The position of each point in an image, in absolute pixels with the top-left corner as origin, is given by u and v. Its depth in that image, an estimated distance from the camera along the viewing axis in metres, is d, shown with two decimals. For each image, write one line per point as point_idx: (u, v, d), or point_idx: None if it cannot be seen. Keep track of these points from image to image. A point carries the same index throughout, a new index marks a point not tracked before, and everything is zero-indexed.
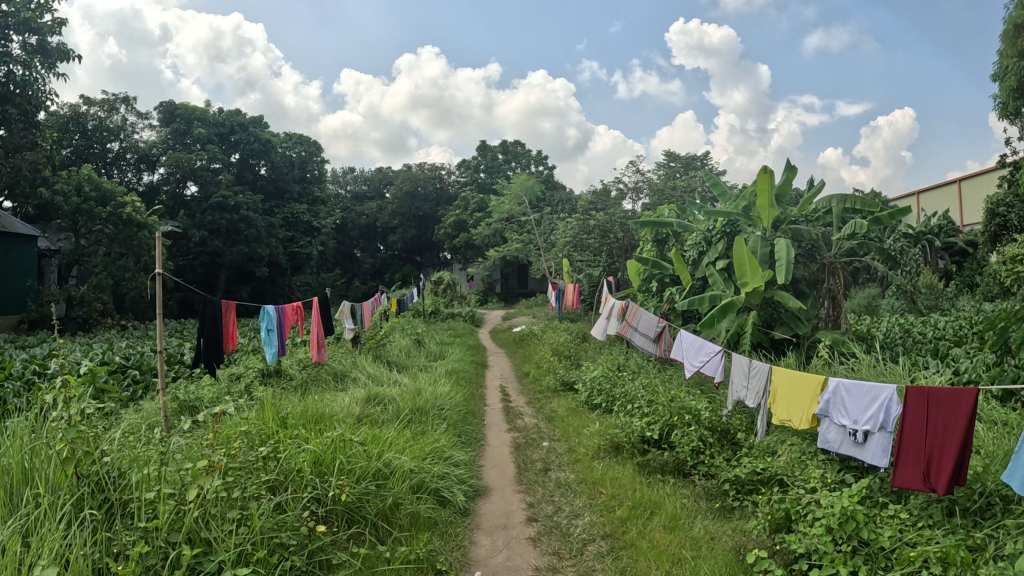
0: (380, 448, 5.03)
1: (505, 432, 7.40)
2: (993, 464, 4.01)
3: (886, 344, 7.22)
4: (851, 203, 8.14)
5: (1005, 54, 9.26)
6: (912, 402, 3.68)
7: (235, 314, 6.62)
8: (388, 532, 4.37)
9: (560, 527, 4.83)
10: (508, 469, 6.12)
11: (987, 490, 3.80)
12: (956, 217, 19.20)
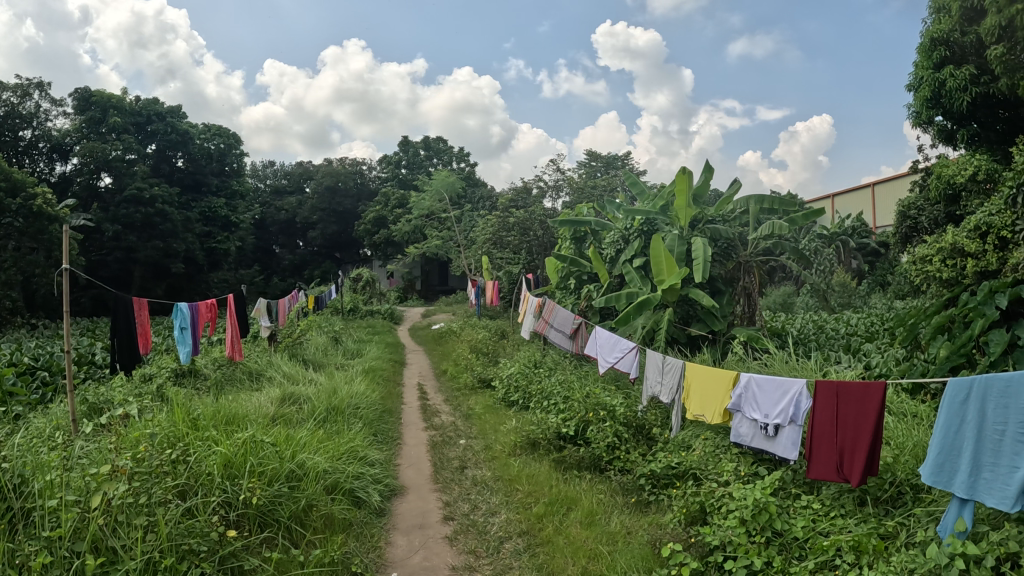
0: (293, 448, 4.88)
1: (423, 431, 7.32)
2: (901, 455, 4.11)
3: (800, 340, 7.39)
4: (767, 204, 8.37)
5: (918, 64, 9.57)
6: (822, 396, 3.74)
7: (149, 313, 6.52)
8: (302, 536, 4.24)
9: (477, 525, 4.77)
10: (424, 468, 6.05)
11: (897, 480, 3.89)
12: (869, 219, 19.82)
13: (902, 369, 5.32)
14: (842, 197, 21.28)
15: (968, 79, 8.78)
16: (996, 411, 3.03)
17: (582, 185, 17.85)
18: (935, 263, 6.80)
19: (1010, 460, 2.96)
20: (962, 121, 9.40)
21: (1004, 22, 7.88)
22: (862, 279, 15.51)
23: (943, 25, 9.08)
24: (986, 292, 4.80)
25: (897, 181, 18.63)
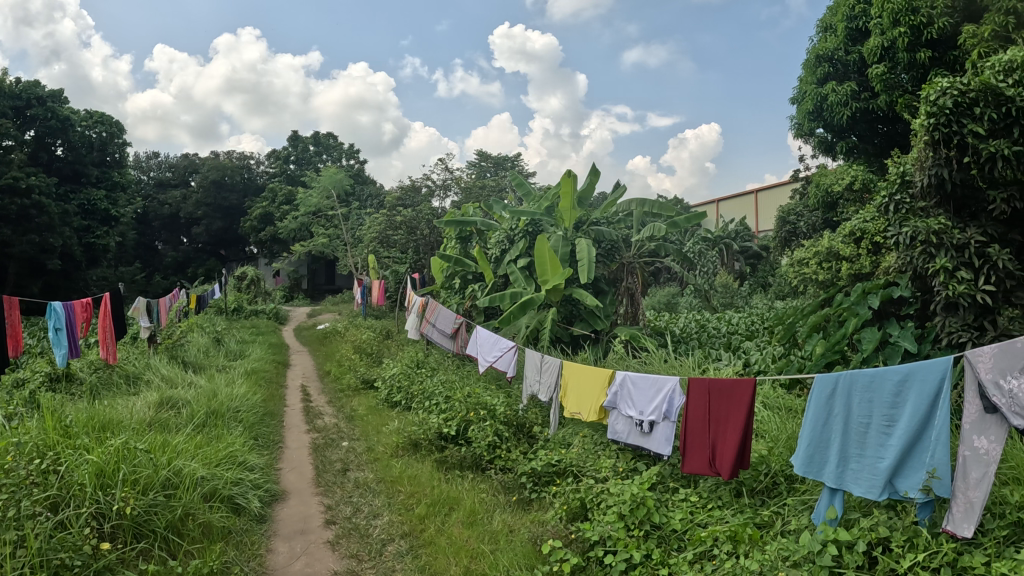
0: (169, 455, 4.59)
1: (305, 434, 7.10)
2: (775, 447, 4.21)
3: (681, 339, 7.53)
4: (650, 207, 8.58)
5: (803, 79, 9.96)
6: (695, 393, 3.78)
7: (18, 313, 6.33)
8: (179, 546, 4.03)
9: (359, 529, 4.64)
10: (305, 471, 5.87)
11: (772, 471, 3.98)
12: (752, 223, 20.52)
13: (779, 366, 5.48)
14: (725, 202, 21.94)
15: (849, 95, 9.13)
16: (861, 404, 3.16)
17: (472, 186, 17.78)
18: (815, 268, 7.07)
19: (876, 449, 3.10)
20: (842, 134, 9.80)
21: (886, 43, 8.27)
22: (743, 281, 16.02)
23: (829, 44, 9.48)
24: (858, 294, 5.20)
25: (777, 190, 19.36)
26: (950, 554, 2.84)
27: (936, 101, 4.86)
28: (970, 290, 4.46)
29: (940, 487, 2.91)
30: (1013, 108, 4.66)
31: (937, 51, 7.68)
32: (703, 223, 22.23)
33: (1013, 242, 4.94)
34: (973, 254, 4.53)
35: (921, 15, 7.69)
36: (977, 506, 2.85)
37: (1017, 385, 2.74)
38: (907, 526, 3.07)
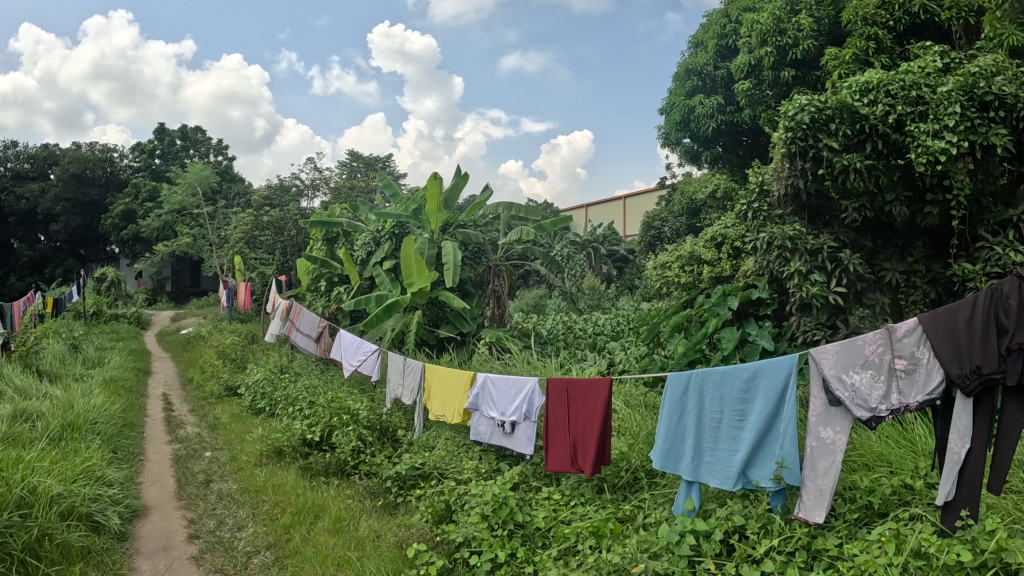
0: (22, 471, 4.24)
1: (166, 445, 6.76)
2: (635, 444, 4.28)
3: (549, 340, 7.61)
4: (517, 211, 8.64)
5: (672, 92, 10.24)
6: (554, 393, 3.77)
7: None
8: (36, 568, 3.75)
9: (224, 542, 4.42)
10: (167, 484, 5.57)
11: (632, 466, 4.06)
12: (620, 226, 21.02)
13: (642, 366, 5.56)
14: (594, 208, 22.38)
15: (715, 107, 9.46)
16: (714, 400, 3.23)
17: (343, 186, 17.45)
18: (678, 271, 7.27)
19: (728, 442, 3.19)
20: (708, 145, 10.10)
21: (753, 61, 8.58)
22: (610, 284, 16.37)
23: (700, 59, 9.81)
24: (719, 294, 5.32)
25: (644, 198, 19.90)
26: (804, 538, 2.94)
27: (794, 117, 5.05)
28: (823, 291, 4.85)
29: (791, 476, 3.02)
30: (866, 126, 4.92)
31: (801, 71, 8.03)
32: (572, 228, 22.61)
33: (861, 248, 5.29)
34: (825, 258, 4.99)
35: (786, 36, 8.01)
36: (827, 493, 2.95)
37: (859, 378, 2.90)
38: (760, 514, 3.17)
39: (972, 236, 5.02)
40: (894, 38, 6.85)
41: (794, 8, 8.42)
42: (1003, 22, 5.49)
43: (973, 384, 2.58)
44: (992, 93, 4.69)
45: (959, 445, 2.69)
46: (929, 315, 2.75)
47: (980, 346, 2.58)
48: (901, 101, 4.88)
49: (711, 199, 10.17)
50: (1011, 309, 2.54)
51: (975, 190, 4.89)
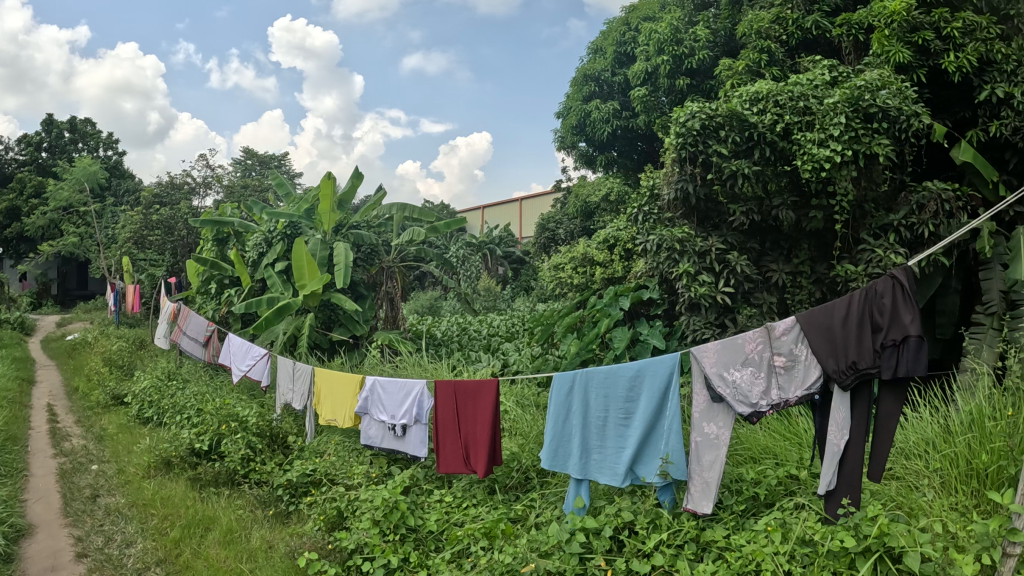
0: None
1: (49, 459, 6.39)
2: (527, 445, 4.27)
3: (443, 341, 7.57)
4: (410, 212, 8.59)
5: (569, 96, 10.31)
6: (442, 396, 3.72)
7: None
8: None
9: (112, 560, 4.19)
10: (53, 501, 5.26)
11: (524, 466, 4.06)
12: (516, 229, 21.13)
13: (535, 365, 5.55)
14: (490, 210, 22.38)
15: (611, 113, 9.58)
16: (599, 400, 3.25)
17: (236, 186, 16.96)
18: (571, 272, 7.30)
19: (615, 440, 3.20)
20: (602, 149, 10.22)
21: (650, 68, 8.68)
22: (506, 285, 16.41)
23: (597, 64, 9.93)
24: (611, 294, 5.48)
25: (541, 200, 20.07)
26: (693, 531, 2.98)
27: (685, 123, 5.18)
28: (711, 292, 4.97)
29: (676, 471, 3.04)
30: (755, 134, 5.04)
31: (695, 79, 8.18)
32: (469, 230, 22.60)
33: (748, 250, 5.43)
34: (714, 260, 5.10)
35: (683, 46, 8.16)
36: (713, 485, 2.99)
37: (740, 375, 2.94)
38: (650, 510, 3.19)
39: (854, 239, 5.21)
40: (786, 50, 6.97)
41: (690, 19, 8.60)
42: (891, 39, 5.59)
43: (850, 378, 2.70)
44: (877, 106, 4.79)
45: (839, 437, 2.76)
46: (805, 313, 2.83)
47: (856, 343, 2.69)
48: (788, 111, 5.00)
49: (605, 202, 10.31)
50: (885, 308, 2.65)
51: (858, 197, 5.06)
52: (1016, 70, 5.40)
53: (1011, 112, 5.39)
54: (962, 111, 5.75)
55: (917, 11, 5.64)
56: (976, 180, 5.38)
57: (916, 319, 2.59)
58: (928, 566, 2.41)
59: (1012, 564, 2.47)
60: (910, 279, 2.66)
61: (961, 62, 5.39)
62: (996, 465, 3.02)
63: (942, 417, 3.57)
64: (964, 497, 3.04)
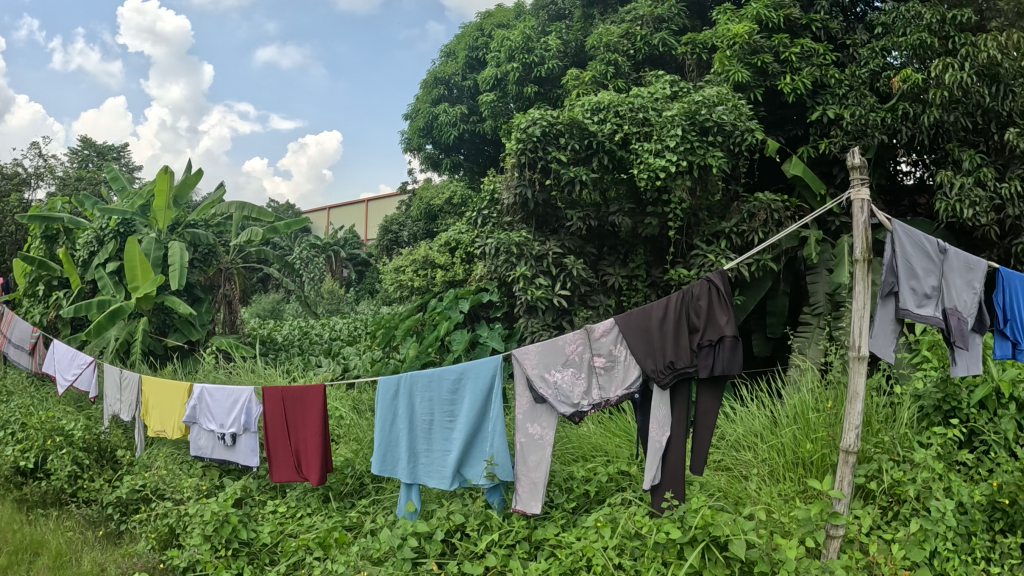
0: None
1: None
2: (362, 451, 4.18)
3: (282, 347, 7.39)
4: (250, 211, 8.30)
5: (419, 98, 10.22)
6: (269, 403, 3.55)
7: None
8: None
9: None
10: None
11: (358, 472, 3.97)
12: (361, 231, 20.87)
13: (375, 368, 5.43)
14: (336, 210, 21.90)
15: (458, 116, 9.56)
16: (423, 403, 3.17)
17: (67, 178, 15.90)
18: (411, 275, 7.27)
19: (442, 442, 3.13)
20: (449, 152, 10.19)
21: (500, 75, 8.67)
22: (351, 288, 16.18)
23: (449, 69, 9.88)
24: (451, 297, 5.52)
25: (387, 201, 19.92)
26: (524, 530, 2.98)
27: (526, 129, 5.15)
28: (548, 294, 5.03)
29: (502, 472, 3.03)
30: (594, 142, 5.16)
31: (544, 88, 8.21)
32: (314, 230, 22.09)
33: (586, 255, 5.53)
34: (550, 263, 5.14)
35: (534, 55, 8.20)
36: (541, 485, 2.96)
37: (561, 376, 2.95)
38: (480, 511, 3.15)
39: (688, 245, 5.48)
40: (632, 65, 6.98)
41: (543, 29, 8.65)
42: (733, 60, 5.87)
43: (668, 377, 2.74)
44: (712, 120, 5.01)
45: (660, 434, 2.78)
46: (623, 316, 2.87)
47: (673, 343, 2.74)
48: (627, 122, 5.10)
49: (448, 205, 10.30)
50: (701, 309, 2.73)
51: (693, 205, 5.29)
52: (846, 94, 5.73)
53: (840, 132, 5.69)
54: (795, 129, 6.21)
55: (759, 35, 5.92)
56: (805, 193, 5.64)
57: (732, 320, 2.69)
58: (752, 552, 2.49)
59: (834, 546, 2.64)
60: (725, 284, 2.77)
61: (796, 84, 5.71)
62: (820, 452, 3.18)
63: (768, 412, 3.71)
64: (791, 483, 3.16)
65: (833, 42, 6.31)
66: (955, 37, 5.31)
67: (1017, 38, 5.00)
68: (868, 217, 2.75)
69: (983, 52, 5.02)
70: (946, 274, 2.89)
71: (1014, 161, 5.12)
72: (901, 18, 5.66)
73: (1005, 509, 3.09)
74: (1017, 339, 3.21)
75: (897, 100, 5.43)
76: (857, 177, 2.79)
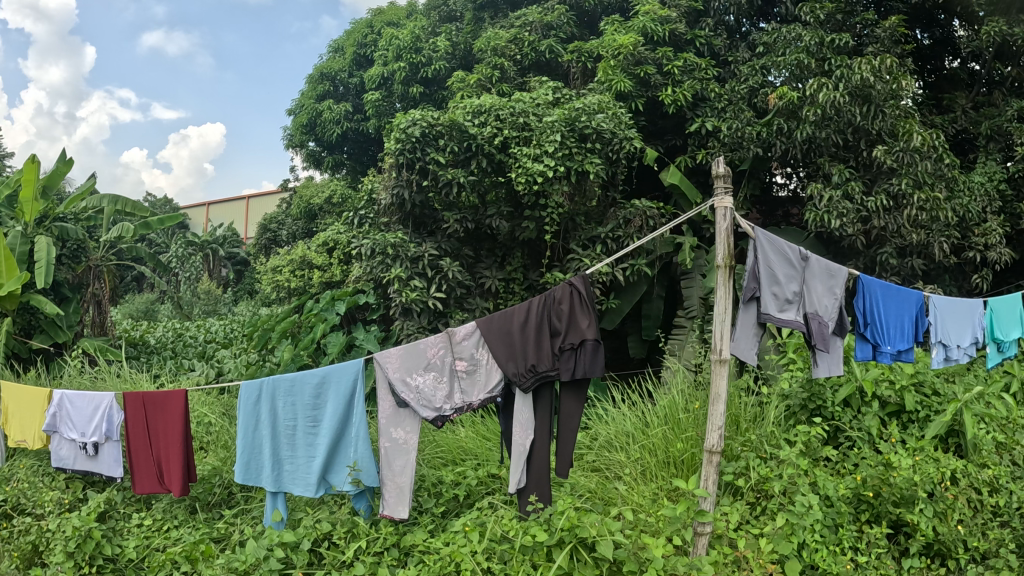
0: None
1: None
2: (230, 459, 4.13)
3: (153, 352, 7.17)
4: (123, 205, 7.95)
5: (304, 93, 10.01)
6: (130, 409, 3.39)
7: None
8: None
9: None
10: None
11: (225, 482, 3.90)
12: (241, 229, 20.36)
13: (250, 371, 5.30)
14: (215, 206, 21.26)
15: (343, 114, 9.43)
16: (286, 408, 3.08)
17: None
18: (287, 276, 7.20)
19: (306, 448, 3.04)
20: (331, 150, 10.05)
21: (386, 74, 8.60)
22: (228, 287, 15.76)
23: (335, 64, 9.72)
24: (328, 299, 5.54)
25: (268, 198, 19.53)
26: (392, 537, 2.97)
27: (405, 129, 5.12)
28: (423, 296, 5.12)
29: (367, 478, 2.97)
30: (473, 144, 5.20)
31: (429, 89, 8.15)
32: (191, 225, 21.39)
33: (463, 257, 5.61)
34: (426, 265, 5.24)
35: (421, 55, 8.16)
36: (407, 489, 2.91)
37: (422, 380, 2.89)
38: (347, 519, 3.12)
39: (563, 248, 5.66)
40: (518, 70, 6.97)
41: (433, 30, 8.59)
42: (616, 69, 5.96)
43: (530, 380, 2.78)
44: (591, 127, 5.18)
45: (524, 437, 2.79)
46: (485, 320, 2.88)
47: (535, 347, 2.80)
48: (508, 126, 5.22)
49: (328, 204, 10.16)
50: (563, 313, 2.83)
51: (570, 210, 5.43)
52: (724, 108, 6.02)
53: (717, 143, 5.99)
54: (674, 139, 6.47)
55: (643, 45, 6.03)
56: (681, 201, 5.87)
57: (593, 323, 2.80)
58: (619, 552, 2.51)
59: (702, 543, 2.75)
60: (585, 289, 2.87)
61: (677, 96, 5.92)
62: (690, 451, 3.36)
63: (638, 412, 3.90)
64: (662, 481, 3.32)
65: (716, 58, 6.64)
66: (831, 59, 5.47)
67: (889, 63, 5.20)
68: (730, 224, 2.82)
69: (856, 74, 5.20)
70: (807, 280, 3.03)
71: (880, 177, 5.41)
72: (782, 39, 5.83)
73: (869, 501, 3.21)
74: (878, 341, 3.41)
75: (772, 115, 5.62)
76: (721, 186, 2.85)
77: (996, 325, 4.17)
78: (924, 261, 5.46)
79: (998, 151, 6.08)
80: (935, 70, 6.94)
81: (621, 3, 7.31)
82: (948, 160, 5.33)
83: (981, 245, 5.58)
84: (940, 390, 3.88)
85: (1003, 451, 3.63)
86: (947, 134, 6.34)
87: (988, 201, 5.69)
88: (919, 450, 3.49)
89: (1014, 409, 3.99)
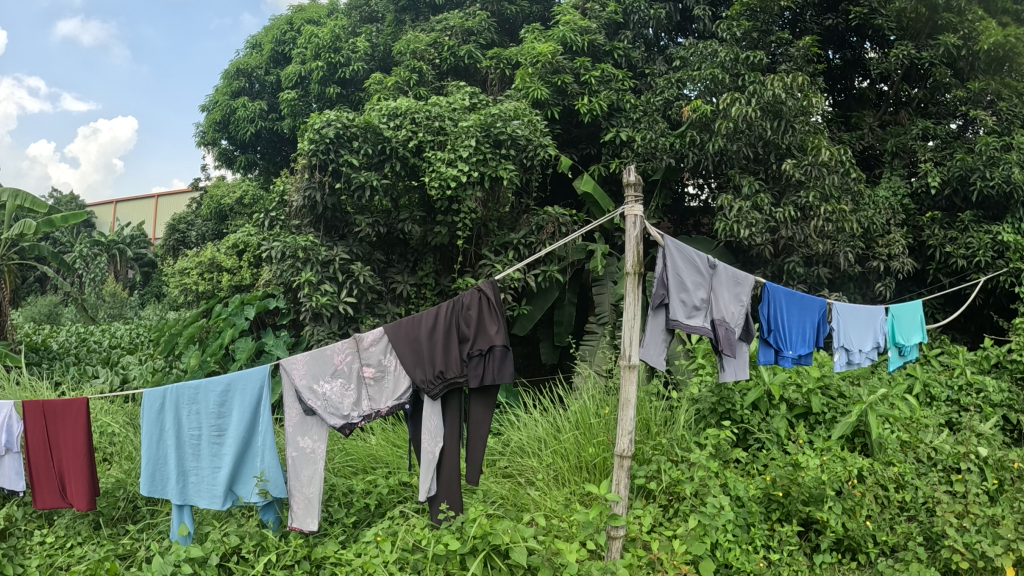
0: None
1: None
2: (134, 471, 4.04)
3: (54, 356, 6.93)
4: (23, 200, 7.61)
5: (218, 90, 9.79)
6: (30, 419, 3.25)
7: None
8: None
9: None
10: None
11: (130, 496, 3.80)
12: (150, 229, 19.82)
13: None
14: (123, 204, 20.62)
15: (257, 113, 9.23)
16: (190, 417, 2.99)
17: None
18: (195, 279, 7.06)
19: (212, 459, 2.97)
20: (244, 149, 9.86)
21: (303, 72, 8.45)
22: (135, 291, 15.31)
23: (252, 61, 9.53)
24: (236, 303, 5.45)
25: (178, 198, 19.17)
26: (303, 549, 2.93)
27: (319, 130, 5.05)
28: (333, 301, 5.08)
29: (274, 488, 2.91)
30: (388, 147, 5.18)
31: (346, 89, 8.02)
32: (98, 226, 20.75)
33: (374, 261, 5.58)
34: (336, 270, 5.18)
35: (340, 55, 8.03)
36: (314, 501, 2.87)
37: (329, 388, 2.86)
38: (256, 532, 3.07)
39: (476, 253, 5.68)
40: (436, 74, 6.97)
41: (353, 29, 8.48)
42: (534, 77, 6.02)
43: (437, 387, 2.77)
44: (506, 134, 5.23)
45: (433, 445, 2.79)
46: (392, 325, 2.86)
47: (443, 353, 2.79)
48: (423, 129, 5.22)
49: (238, 205, 9.96)
50: (471, 319, 2.82)
51: (483, 217, 5.50)
52: (639, 118, 6.12)
53: (630, 152, 6.08)
54: (587, 148, 6.56)
55: (560, 54, 6.10)
56: (593, 209, 5.95)
57: (500, 329, 2.81)
58: (534, 559, 2.58)
59: (616, 546, 2.79)
60: (493, 294, 2.88)
61: (593, 105, 5.98)
62: (602, 457, 3.43)
63: (550, 419, 3.94)
64: (575, 485, 3.39)
65: (633, 70, 6.73)
66: (744, 75, 5.61)
67: (800, 82, 5.33)
68: (640, 231, 2.85)
69: (770, 90, 5.31)
70: (715, 287, 3.08)
71: (788, 189, 5.53)
72: (698, 54, 6.02)
73: (779, 500, 3.30)
74: (781, 346, 3.49)
75: (686, 127, 5.73)
76: (631, 194, 2.88)
77: (897, 330, 4.32)
78: (829, 270, 5.65)
79: (902, 167, 6.34)
80: (844, 89, 7.15)
81: (541, 12, 7.56)
82: (854, 175, 5.49)
83: (884, 255, 5.75)
84: (845, 392, 4.02)
85: (907, 450, 3.73)
86: (855, 149, 6.58)
87: (892, 214, 5.95)
88: (826, 450, 3.59)
89: (916, 410, 4.13)
